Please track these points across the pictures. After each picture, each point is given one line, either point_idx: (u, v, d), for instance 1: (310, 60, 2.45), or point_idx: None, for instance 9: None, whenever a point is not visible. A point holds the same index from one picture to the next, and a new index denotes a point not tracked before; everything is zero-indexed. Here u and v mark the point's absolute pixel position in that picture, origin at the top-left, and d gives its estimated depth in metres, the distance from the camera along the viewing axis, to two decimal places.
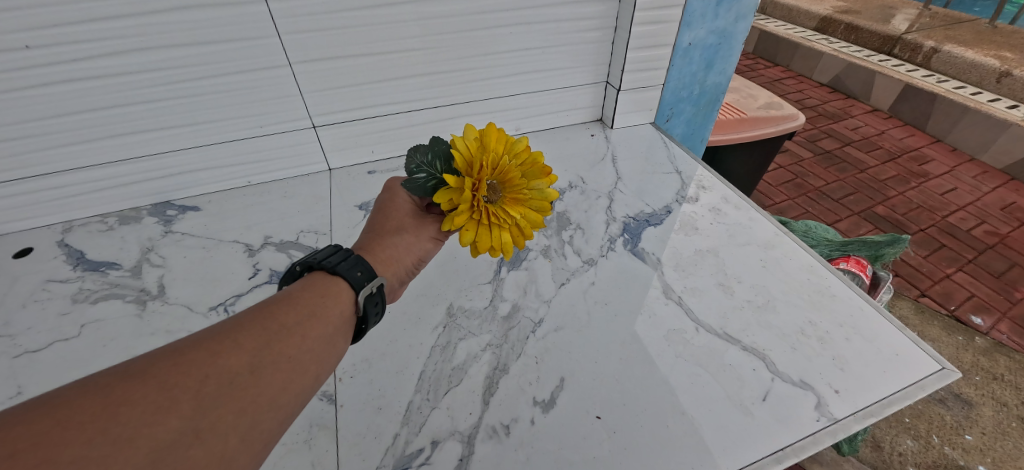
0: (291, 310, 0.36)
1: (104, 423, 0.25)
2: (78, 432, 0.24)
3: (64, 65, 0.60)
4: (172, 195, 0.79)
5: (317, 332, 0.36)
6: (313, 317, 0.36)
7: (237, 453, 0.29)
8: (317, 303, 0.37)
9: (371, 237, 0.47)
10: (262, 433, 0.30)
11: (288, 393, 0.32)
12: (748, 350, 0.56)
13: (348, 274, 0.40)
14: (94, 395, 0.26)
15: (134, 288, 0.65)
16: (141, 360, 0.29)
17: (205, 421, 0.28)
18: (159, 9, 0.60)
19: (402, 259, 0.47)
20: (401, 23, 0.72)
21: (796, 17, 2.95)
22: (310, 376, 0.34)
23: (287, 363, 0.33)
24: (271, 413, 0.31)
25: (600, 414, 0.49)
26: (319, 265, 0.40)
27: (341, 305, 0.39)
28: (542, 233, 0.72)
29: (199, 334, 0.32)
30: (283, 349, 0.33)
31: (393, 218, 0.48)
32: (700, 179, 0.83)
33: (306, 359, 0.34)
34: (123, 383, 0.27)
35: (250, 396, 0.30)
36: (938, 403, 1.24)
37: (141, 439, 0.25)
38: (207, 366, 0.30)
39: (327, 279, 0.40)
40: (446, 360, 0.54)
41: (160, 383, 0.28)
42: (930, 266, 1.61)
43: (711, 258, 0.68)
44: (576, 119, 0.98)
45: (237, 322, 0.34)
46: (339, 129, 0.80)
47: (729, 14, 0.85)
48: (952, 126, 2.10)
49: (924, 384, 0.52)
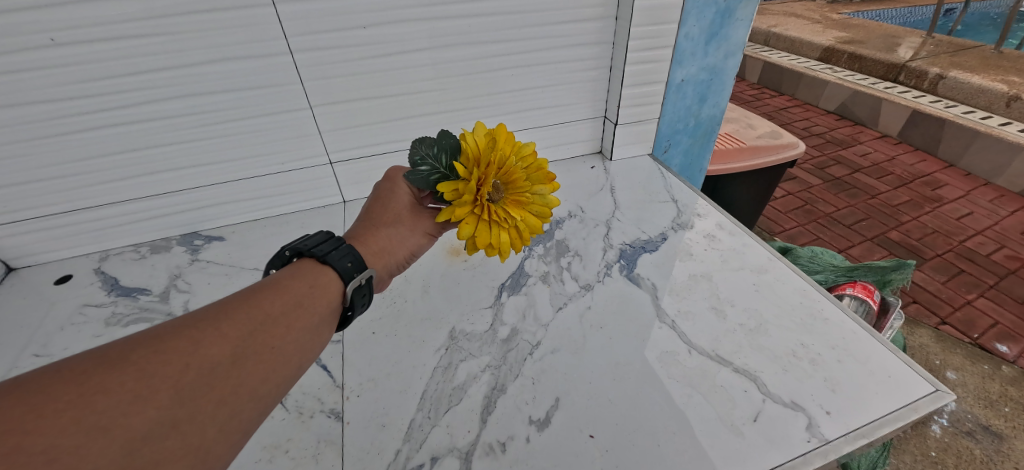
0: (277, 300, 0.40)
1: (80, 411, 0.28)
2: (54, 420, 0.27)
3: (111, 111, 0.68)
4: (199, 226, 0.85)
5: (302, 324, 0.40)
6: (301, 308, 0.40)
7: (215, 442, 0.32)
8: (305, 294, 0.42)
9: (368, 226, 0.51)
10: (241, 423, 0.34)
11: (268, 384, 0.36)
12: (740, 371, 0.57)
13: (338, 264, 0.44)
14: (71, 384, 0.29)
15: (161, 312, 0.70)
16: (120, 346, 0.32)
17: (184, 412, 0.31)
18: (198, 62, 0.67)
19: (394, 252, 0.51)
20: (415, 67, 0.78)
21: (799, 48, 3.02)
22: (292, 366, 0.38)
23: (269, 353, 0.37)
24: (250, 403, 0.35)
25: (593, 433, 0.51)
26: (309, 252, 0.45)
27: (329, 297, 0.43)
28: (541, 260, 0.76)
29: (181, 323, 0.35)
30: (267, 339, 0.37)
31: (390, 209, 0.53)
32: (698, 208, 0.86)
33: (290, 349, 0.38)
34: (102, 371, 0.30)
35: (231, 387, 0.34)
36: (966, 436, 1.19)
37: (117, 430, 0.28)
38: (188, 355, 0.33)
39: (316, 269, 0.44)
40: (447, 380, 0.57)
41: (139, 372, 0.31)
42: (950, 292, 1.58)
43: (703, 283, 0.70)
44: (576, 152, 1.03)
45: (221, 311, 0.37)
46: (353, 164, 0.86)
47: (718, 52, 0.91)
48: (964, 150, 2.10)
49: (916, 405, 0.53)
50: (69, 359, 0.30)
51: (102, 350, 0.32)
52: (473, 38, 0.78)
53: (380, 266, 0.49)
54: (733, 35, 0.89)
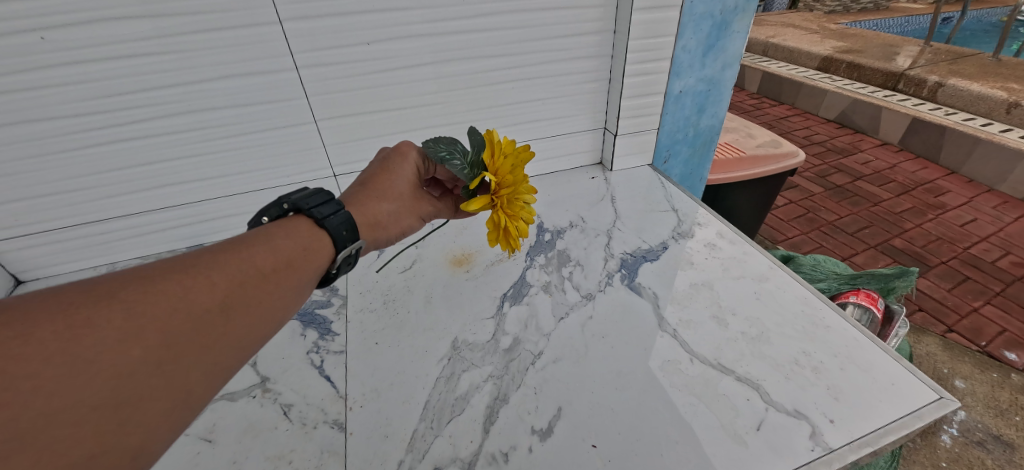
0: (267, 254, 0.41)
1: (67, 344, 0.29)
2: (39, 349, 0.28)
3: (122, 127, 0.70)
4: (205, 238, 0.86)
5: (288, 280, 0.41)
6: (289, 265, 0.42)
7: (197, 385, 0.34)
8: (294, 252, 0.43)
9: (371, 195, 0.51)
10: (222, 369, 0.36)
11: (252, 335, 0.38)
12: (743, 380, 0.57)
13: (332, 228, 0.45)
14: (58, 318, 0.30)
15: None
16: (111, 283, 0.33)
17: (168, 353, 0.33)
18: (207, 79, 0.69)
19: (387, 227, 0.52)
20: (419, 82, 0.80)
21: (797, 58, 3.05)
22: (275, 319, 0.40)
23: (254, 306, 0.38)
24: (233, 352, 0.37)
25: (595, 443, 0.51)
26: (309, 211, 0.45)
27: (318, 260, 0.45)
28: (543, 270, 0.76)
29: (171, 266, 0.36)
30: (254, 292, 0.39)
31: (394, 184, 0.54)
32: (698, 217, 0.87)
33: (274, 304, 0.40)
34: (91, 306, 0.31)
35: (216, 335, 0.35)
36: (976, 446, 1.17)
37: (102, 365, 0.30)
38: (176, 300, 0.34)
39: (309, 229, 0.45)
40: (449, 390, 0.57)
41: (127, 310, 0.32)
42: (955, 299, 1.57)
43: (704, 292, 0.70)
44: (577, 163, 1.04)
45: (211, 258, 0.38)
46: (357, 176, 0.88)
47: (716, 64, 0.93)
48: (965, 157, 2.10)
49: (921, 413, 0.52)
50: (58, 290, 0.32)
51: (91, 284, 0.33)
52: (474, 53, 0.80)
53: (370, 239, 0.50)
54: (730, 47, 0.91)
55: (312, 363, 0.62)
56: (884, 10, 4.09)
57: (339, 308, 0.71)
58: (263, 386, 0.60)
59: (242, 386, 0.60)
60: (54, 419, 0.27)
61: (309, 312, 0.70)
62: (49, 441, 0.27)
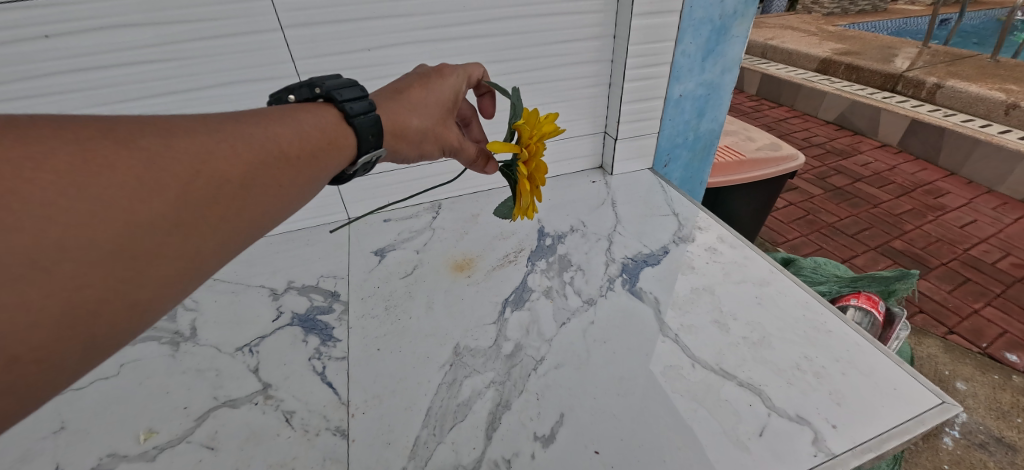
0: (291, 138, 0.39)
1: (83, 178, 0.27)
2: (51, 178, 0.26)
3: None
4: None
5: (308, 170, 0.40)
6: (310, 156, 0.40)
7: (209, 252, 0.33)
8: (317, 143, 0.41)
9: (401, 104, 0.51)
10: (233, 243, 0.35)
11: (266, 216, 0.37)
12: (745, 385, 0.57)
13: (360, 131, 0.44)
14: (75, 153, 0.28)
15: (169, 331, 0.70)
16: (130, 130, 0.31)
17: (188, 214, 0.31)
18: (208, 86, 0.69)
19: (410, 140, 0.51)
20: None
21: (796, 60, 3.05)
22: (290, 206, 0.39)
23: (274, 188, 0.37)
24: (247, 228, 0.35)
25: (598, 449, 0.51)
26: (342, 105, 0.44)
27: (338, 156, 0.43)
28: (543, 275, 0.76)
29: (192, 127, 0.34)
30: (276, 173, 0.37)
31: (423, 100, 0.53)
32: (698, 221, 0.87)
33: (292, 191, 0.38)
34: (109, 147, 0.29)
35: (234, 207, 0.34)
36: (978, 448, 1.17)
37: (121, 210, 0.28)
38: (199, 161, 0.32)
39: (333, 125, 0.43)
40: (451, 397, 0.57)
41: (148, 160, 0.30)
42: (956, 301, 1.57)
43: (706, 296, 0.70)
44: (578, 167, 1.04)
45: (235, 128, 0.36)
46: (357, 182, 0.88)
47: (715, 68, 0.93)
48: (964, 158, 2.10)
49: (923, 418, 0.52)
50: (73, 122, 0.29)
51: (108, 126, 0.31)
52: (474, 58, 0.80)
53: (391, 146, 0.49)
54: (730, 51, 0.91)
55: (313, 369, 0.62)
56: (882, 12, 4.10)
57: (340, 314, 0.71)
58: (265, 393, 0.60)
59: (243, 393, 0.60)
60: (68, 250, 0.26)
61: (310, 318, 0.70)
62: (62, 275, 0.26)
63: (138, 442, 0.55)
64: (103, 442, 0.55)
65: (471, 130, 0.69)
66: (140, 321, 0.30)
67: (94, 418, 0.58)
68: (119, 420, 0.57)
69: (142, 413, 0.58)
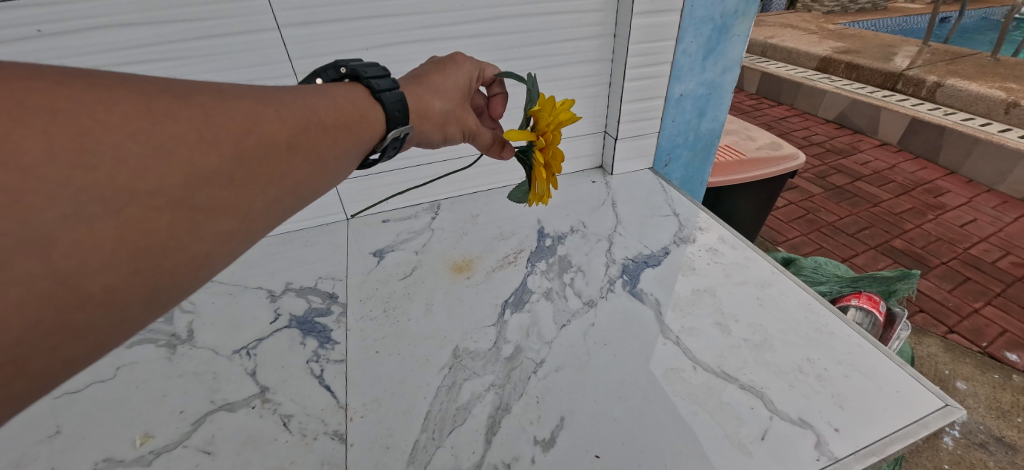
0: (329, 108, 0.39)
1: (145, 123, 0.27)
2: (118, 121, 0.26)
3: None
4: None
5: (345, 141, 0.40)
6: (347, 127, 0.40)
7: (255, 212, 0.33)
8: (353, 116, 0.41)
9: (426, 88, 0.50)
10: (277, 206, 0.35)
11: (308, 183, 0.37)
12: (746, 388, 0.57)
13: (389, 106, 0.43)
14: (137, 101, 0.28)
15: (166, 333, 0.70)
16: (183, 86, 0.31)
17: (239, 171, 0.31)
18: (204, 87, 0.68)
19: (434, 117, 0.50)
20: None
21: (796, 58, 3.04)
22: (327, 176, 0.39)
23: (315, 156, 0.37)
24: (289, 193, 0.36)
25: (599, 453, 0.51)
26: (367, 82, 0.44)
27: (373, 130, 0.43)
28: (543, 276, 0.76)
29: (241, 91, 0.34)
30: (317, 142, 0.37)
31: (444, 81, 0.53)
32: (699, 221, 0.86)
33: (330, 160, 0.39)
34: (167, 98, 0.29)
35: (278, 170, 0.34)
36: (978, 448, 1.17)
37: (180, 159, 0.28)
38: (249, 121, 0.32)
39: (366, 100, 0.43)
40: (451, 400, 0.57)
41: (204, 114, 0.30)
42: (956, 300, 1.57)
43: (707, 298, 0.70)
44: (577, 167, 1.03)
45: (280, 95, 0.36)
46: (356, 182, 0.87)
47: (716, 68, 0.92)
48: (964, 157, 2.10)
49: (926, 421, 0.52)
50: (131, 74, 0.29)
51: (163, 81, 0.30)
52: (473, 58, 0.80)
53: (416, 127, 0.49)
54: (730, 51, 0.90)
55: (311, 372, 0.61)
56: (882, 10, 4.09)
57: (339, 316, 0.70)
58: (262, 396, 0.59)
59: (241, 396, 0.59)
60: (133, 194, 0.26)
61: (309, 320, 0.70)
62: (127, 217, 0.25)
63: (134, 446, 0.55)
64: (99, 447, 0.55)
65: (483, 121, 0.68)
66: (192, 277, 0.30)
67: (90, 422, 0.58)
68: (116, 424, 0.57)
69: (139, 417, 0.58)
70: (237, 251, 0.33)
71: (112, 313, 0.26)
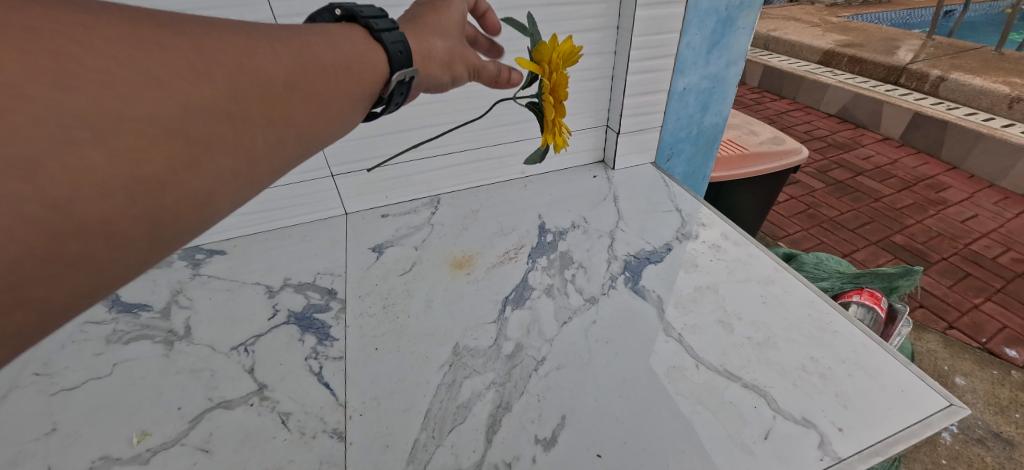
0: (330, 49, 0.36)
1: (131, 48, 0.24)
2: (101, 44, 0.23)
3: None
4: (200, 240, 0.84)
5: (350, 84, 0.37)
6: (350, 70, 0.37)
7: (260, 151, 0.30)
8: (355, 59, 0.38)
9: (425, 29, 0.47)
10: (283, 148, 0.32)
11: (313, 126, 0.34)
12: (749, 387, 0.56)
13: (389, 48, 0.40)
14: (119, 26, 0.25)
15: (163, 329, 0.69)
16: (171, 16, 0.28)
17: (238, 104, 0.28)
18: None
19: (437, 58, 0.47)
20: None
21: (799, 52, 3.01)
22: (333, 121, 0.36)
23: (317, 97, 0.34)
24: (294, 136, 0.33)
25: (600, 453, 0.50)
26: (365, 21, 0.41)
27: (375, 75, 0.39)
28: (544, 272, 0.75)
29: (236, 25, 0.31)
30: (319, 81, 0.34)
31: (440, 20, 0.50)
32: (701, 217, 0.85)
33: (335, 103, 0.36)
34: (153, 26, 0.26)
35: (281, 108, 0.31)
36: (977, 443, 1.17)
37: (175, 86, 0.25)
38: (245, 54, 0.29)
39: (367, 44, 0.40)
40: (451, 398, 0.56)
41: (196, 44, 0.27)
42: (956, 296, 1.57)
43: (709, 295, 0.69)
44: (579, 161, 1.02)
45: (274, 31, 0.33)
46: (354, 176, 0.86)
47: (720, 61, 0.91)
48: (967, 152, 2.09)
49: (931, 421, 0.51)
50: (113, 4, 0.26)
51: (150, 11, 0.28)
52: None
53: (422, 71, 0.46)
54: (735, 44, 0.89)
55: (310, 370, 0.61)
56: (885, 3, 4.04)
57: (337, 312, 0.69)
58: (260, 394, 0.58)
59: (239, 394, 0.59)
60: (124, 121, 0.23)
61: (307, 316, 0.69)
62: (119, 148, 0.23)
63: (131, 444, 0.54)
64: (95, 445, 0.54)
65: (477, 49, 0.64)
66: (191, 219, 0.27)
67: (86, 420, 0.57)
68: (112, 422, 0.56)
69: (136, 415, 0.57)
70: (243, 195, 0.30)
71: (111, 249, 0.24)
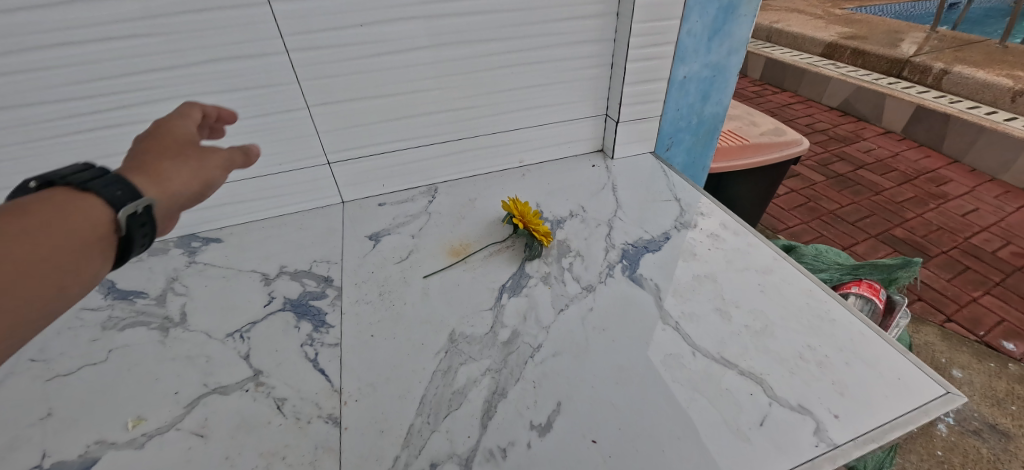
0: (22, 214, 0.32)
1: None
2: None
3: (114, 111, 0.67)
4: (196, 228, 0.84)
5: (66, 236, 0.33)
6: (30, 214, 0.32)
7: None
8: (52, 211, 0.33)
9: (145, 159, 0.42)
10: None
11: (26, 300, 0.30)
12: (746, 375, 0.56)
13: (102, 193, 0.35)
14: None
15: (159, 316, 0.69)
16: None
17: None
18: (193, 63, 0.66)
19: (176, 179, 0.42)
20: (419, 66, 0.78)
21: (802, 44, 2.99)
22: (60, 281, 0.32)
23: (22, 271, 0.30)
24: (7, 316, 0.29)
25: (595, 439, 0.50)
26: (64, 183, 0.35)
27: (95, 220, 0.35)
28: (542, 261, 0.74)
29: None
30: (18, 252, 0.30)
31: (154, 157, 0.43)
32: (701, 206, 0.85)
33: (58, 261, 0.32)
34: None
35: None
36: (972, 434, 1.17)
37: None
38: None
39: (73, 196, 0.35)
40: (447, 384, 0.56)
41: None
42: (955, 289, 1.57)
43: (708, 284, 0.69)
44: (578, 151, 1.02)
45: None
46: (351, 164, 0.85)
47: (722, 49, 0.90)
48: (969, 146, 2.07)
49: (928, 408, 0.51)
50: None
51: None
52: (470, 37, 0.77)
53: (161, 195, 0.40)
54: (737, 32, 0.88)
55: (306, 356, 0.61)
56: None
57: (333, 299, 0.69)
58: (256, 379, 0.58)
59: (234, 380, 0.59)
60: None
61: (303, 303, 0.69)
62: None
63: (127, 429, 0.54)
64: (91, 429, 0.54)
65: None
66: None
67: (81, 404, 0.57)
68: (107, 407, 0.56)
69: (132, 400, 0.57)
70: None
71: None
